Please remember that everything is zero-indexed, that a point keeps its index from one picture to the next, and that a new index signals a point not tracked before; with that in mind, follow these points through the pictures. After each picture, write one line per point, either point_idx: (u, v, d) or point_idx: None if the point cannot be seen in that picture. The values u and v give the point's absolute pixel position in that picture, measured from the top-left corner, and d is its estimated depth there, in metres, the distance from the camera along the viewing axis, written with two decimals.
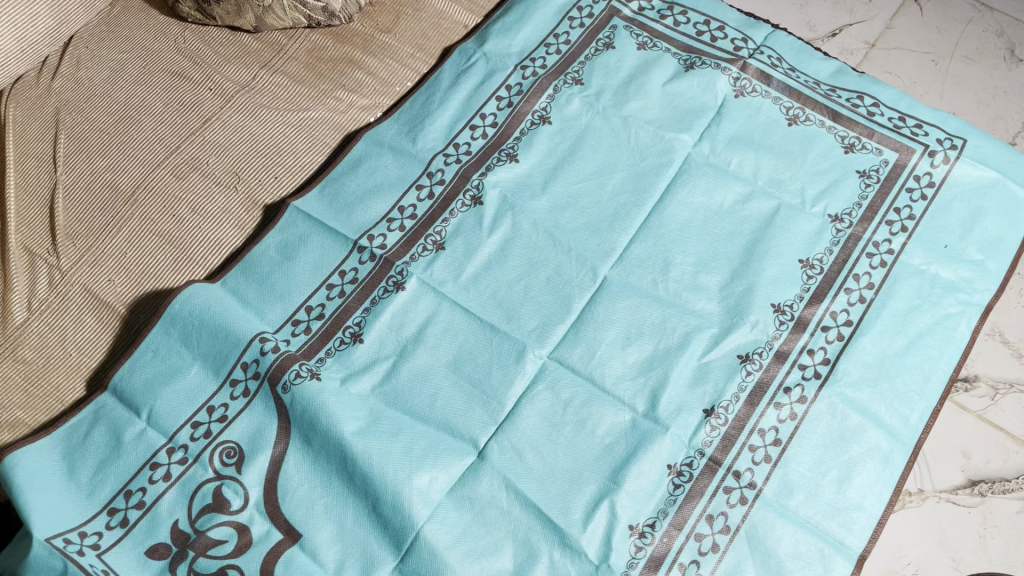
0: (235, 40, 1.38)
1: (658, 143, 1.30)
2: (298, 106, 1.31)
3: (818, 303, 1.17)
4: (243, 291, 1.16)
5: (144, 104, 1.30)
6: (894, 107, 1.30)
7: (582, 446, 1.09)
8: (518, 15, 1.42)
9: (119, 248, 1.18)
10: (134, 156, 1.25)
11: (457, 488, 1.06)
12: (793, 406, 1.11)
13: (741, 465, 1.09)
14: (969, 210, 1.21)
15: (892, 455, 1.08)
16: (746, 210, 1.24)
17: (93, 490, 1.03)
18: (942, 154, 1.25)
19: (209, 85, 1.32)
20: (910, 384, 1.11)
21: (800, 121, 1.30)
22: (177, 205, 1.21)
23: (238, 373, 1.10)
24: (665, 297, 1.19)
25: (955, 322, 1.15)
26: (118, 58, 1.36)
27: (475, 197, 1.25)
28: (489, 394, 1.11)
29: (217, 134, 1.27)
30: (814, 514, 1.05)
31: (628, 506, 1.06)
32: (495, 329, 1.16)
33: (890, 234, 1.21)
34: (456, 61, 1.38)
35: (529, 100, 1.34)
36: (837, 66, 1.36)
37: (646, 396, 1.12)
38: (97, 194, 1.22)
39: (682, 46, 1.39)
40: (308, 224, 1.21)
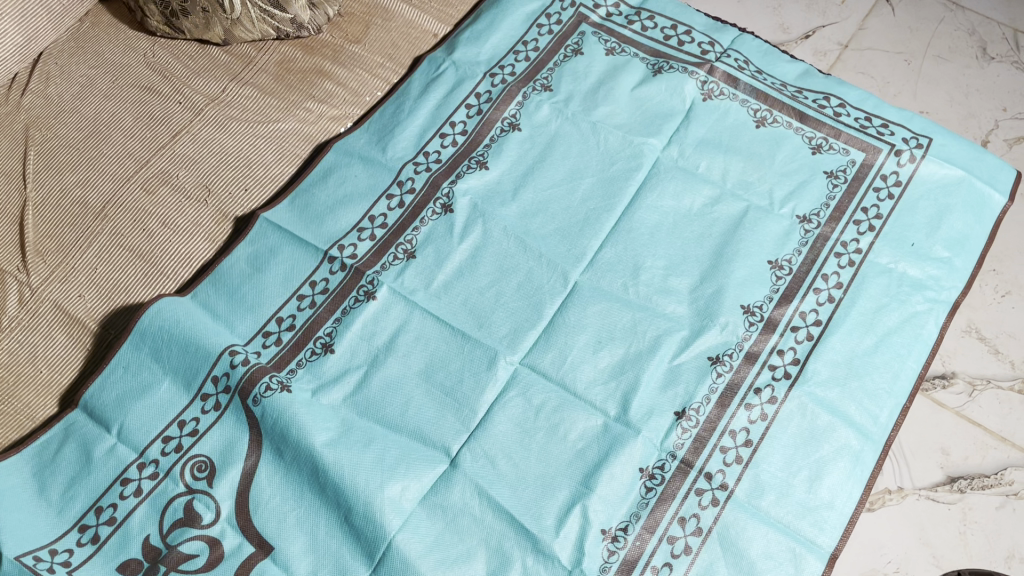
0: (204, 53, 1.43)
1: (627, 148, 1.32)
2: (267, 118, 1.36)
3: (787, 303, 1.19)
4: (214, 303, 1.19)
5: (114, 119, 1.34)
6: (860, 107, 1.34)
7: (554, 451, 1.09)
8: (486, 24, 1.46)
9: (89, 262, 1.22)
10: (104, 171, 1.29)
11: (430, 496, 1.06)
12: (763, 407, 1.12)
13: (713, 467, 1.08)
14: (936, 207, 1.24)
15: (862, 454, 1.09)
16: (715, 212, 1.26)
17: (63, 507, 1.05)
18: (907, 153, 1.29)
19: (178, 98, 1.37)
20: (879, 382, 1.13)
21: (768, 123, 1.33)
22: (148, 219, 1.25)
23: (209, 386, 1.12)
24: (635, 301, 1.19)
25: (923, 319, 1.17)
26: (87, 73, 1.40)
27: (445, 205, 1.28)
28: (460, 402, 1.12)
29: (187, 148, 1.32)
30: (785, 513, 1.05)
31: (601, 510, 1.05)
32: (467, 337, 1.17)
33: (858, 233, 1.24)
34: (426, 69, 1.42)
35: (498, 107, 1.37)
36: (804, 67, 1.39)
37: (617, 400, 1.12)
38: (67, 210, 1.26)
39: (650, 51, 1.42)
40: (278, 235, 1.24)
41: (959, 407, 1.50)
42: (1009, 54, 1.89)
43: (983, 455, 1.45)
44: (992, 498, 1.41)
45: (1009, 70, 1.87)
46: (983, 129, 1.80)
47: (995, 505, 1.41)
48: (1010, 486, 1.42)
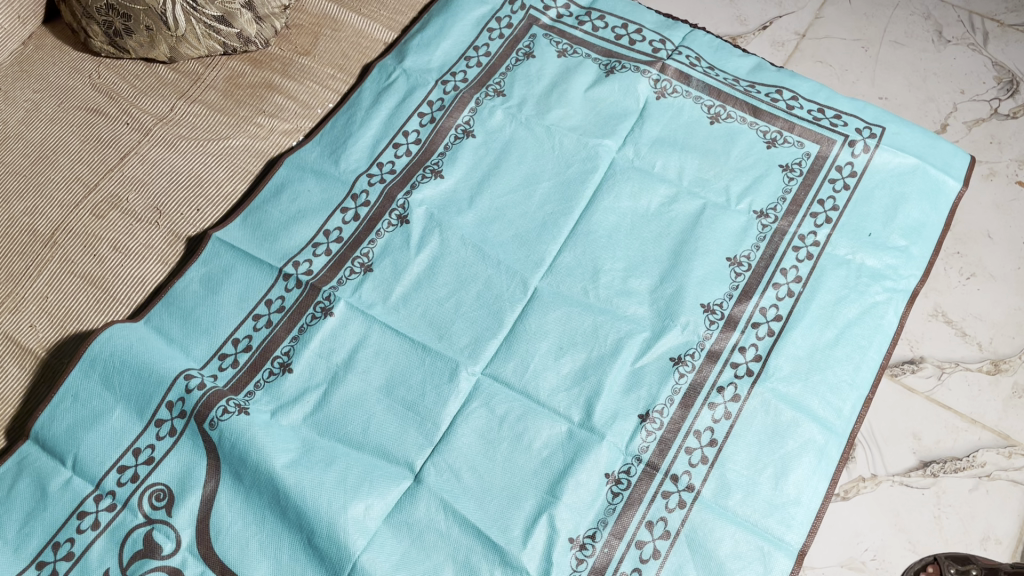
0: (151, 72, 1.41)
1: (582, 150, 1.31)
2: (217, 135, 1.33)
3: (747, 299, 1.18)
4: (167, 327, 1.17)
5: (60, 143, 1.30)
6: (812, 99, 1.34)
7: (519, 460, 1.08)
8: (435, 31, 1.44)
9: (39, 291, 1.19)
10: (52, 198, 1.25)
11: (394, 514, 1.05)
12: (726, 406, 1.11)
13: (679, 469, 1.08)
14: (892, 196, 1.25)
15: (827, 448, 1.09)
16: (672, 211, 1.25)
17: (19, 544, 1.03)
18: (861, 143, 1.29)
19: (126, 119, 1.34)
20: (841, 374, 1.12)
21: (722, 119, 1.33)
22: (98, 244, 1.22)
23: (164, 413, 1.10)
24: (595, 304, 1.18)
25: (882, 309, 1.17)
26: (31, 98, 1.35)
27: (401, 216, 1.27)
28: (423, 416, 1.11)
29: (136, 169, 1.29)
30: (752, 512, 1.04)
31: (568, 518, 1.04)
32: (427, 349, 1.16)
33: (815, 226, 1.24)
34: (377, 79, 1.40)
35: (451, 115, 1.36)
36: (756, 62, 1.39)
37: (581, 406, 1.11)
38: (15, 239, 1.22)
39: (602, 51, 1.41)
40: (231, 254, 1.22)
41: (929, 391, 1.50)
42: (964, 36, 1.90)
43: (955, 438, 1.46)
44: (965, 481, 1.42)
45: (965, 52, 1.88)
46: (942, 113, 1.80)
47: (968, 487, 1.41)
48: (982, 468, 1.43)
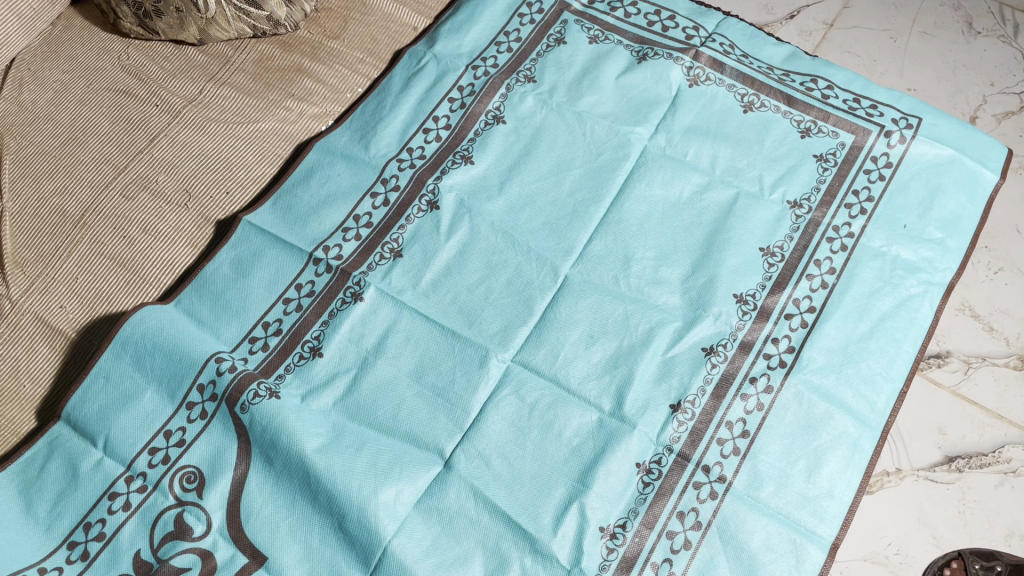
0: (181, 53, 1.40)
1: (614, 138, 1.30)
2: (246, 118, 1.32)
3: (780, 291, 1.17)
4: (198, 309, 1.17)
5: (89, 125, 1.30)
6: (848, 89, 1.33)
7: (549, 448, 1.07)
8: (466, 16, 1.43)
9: (70, 272, 1.18)
10: (82, 179, 1.25)
11: (424, 500, 1.04)
12: (759, 397, 1.10)
13: (710, 459, 1.07)
14: (928, 188, 1.23)
15: (860, 441, 1.08)
16: (704, 200, 1.24)
17: (51, 524, 1.03)
18: (897, 134, 1.27)
19: (155, 101, 1.33)
20: (876, 367, 1.11)
21: (755, 107, 1.32)
22: (128, 225, 1.22)
23: (194, 396, 1.10)
24: (626, 293, 1.17)
25: (917, 302, 1.16)
26: (60, 78, 1.35)
27: (431, 202, 1.26)
28: (452, 402, 1.10)
29: (165, 151, 1.28)
30: (785, 504, 1.04)
31: (598, 507, 1.04)
32: (457, 336, 1.15)
33: (850, 217, 1.22)
34: (408, 64, 1.39)
35: (481, 100, 1.35)
36: (790, 50, 1.38)
37: (612, 395, 1.10)
38: (46, 219, 1.22)
39: (634, 38, 1.40)
40: (261, 237, 1.22)
41: (955, 385, 1.49)
42: (994, 28, 1.88)
43: (980, 433, 1.44)
44: (991, 477, 1.40)
45: (996, 44, 1.85)
46: (972, 105, 1.78)
47: (993, 483, 1.40)
48: (1008, 464, 1.41)
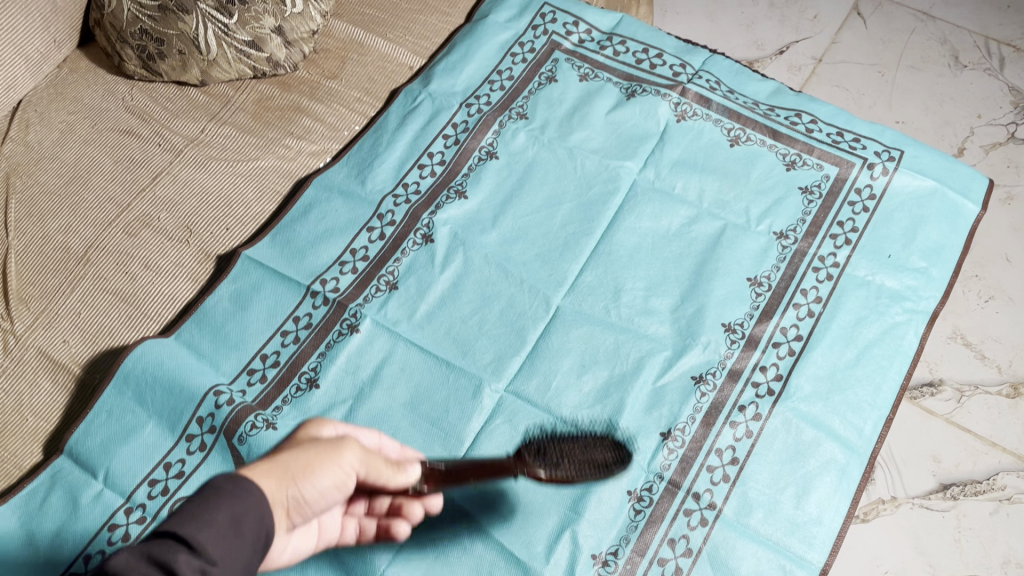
0: (183, 94, 1.44)
1: (604, 172, 1.33)
2: (247, 156, 1.36)
3: (767, 320, 1.20)
4: (198, 343, 1.20)
5: (94, 164, 1.34)
6: (831, 123, 1.37)
7: (541, 477, 1.09)
8: (460, 55, 1.47)
9: (73, 307, 1.21)
10: (85, 217, 1.28)
11: (418, 529, 1.06)
12: (748, 424, 1.13)
13: (700, 487, 1.09)
14: (911, 219, 1.26)
15: (848, 467, 1.09)
16: (692, 232, 1.27)
17: (50, 556, 1.04)
18: (880, 166, 1.31)
19: (158, 141, 1.37)
20: (862, 395, 1.13)
21: (741, 141, 1.35)
22: (130, 262, 1.25)
23: (194, 428, 1.13)
24: (617, 323, 1.20)
25: (902, 330, 1.18)
26: (66, 119, 1.39)
27: (426, 235, 1.29)
28: (447, 432, 1.12)
29: (167, 189, 1.32)
30: (774, 531, 1.05)
31: (590, 535, 1.05)
32: (451, 366, 1.17)
33: (835, 247, 1.26)
34: (403, 102, 1.43)
35: (475, 137, 1.39)
36: (774, 86, 1.42)
37: (603, 423, 1.12)
38: (50, 256, 1.25)
39: (624, 75, 1.44)
40: (260, 272, 1.25)
41: (948, 414, 1.50)
42: (980, 61, 1.92)
43: (975, 461, 1.45)
44: (986, 504, 1.41)
45: (982, 77, 1.89)
46: (959, 137, 1.82)
47: (988, 510, 1.41)
48: (1003, 491, 1.42)
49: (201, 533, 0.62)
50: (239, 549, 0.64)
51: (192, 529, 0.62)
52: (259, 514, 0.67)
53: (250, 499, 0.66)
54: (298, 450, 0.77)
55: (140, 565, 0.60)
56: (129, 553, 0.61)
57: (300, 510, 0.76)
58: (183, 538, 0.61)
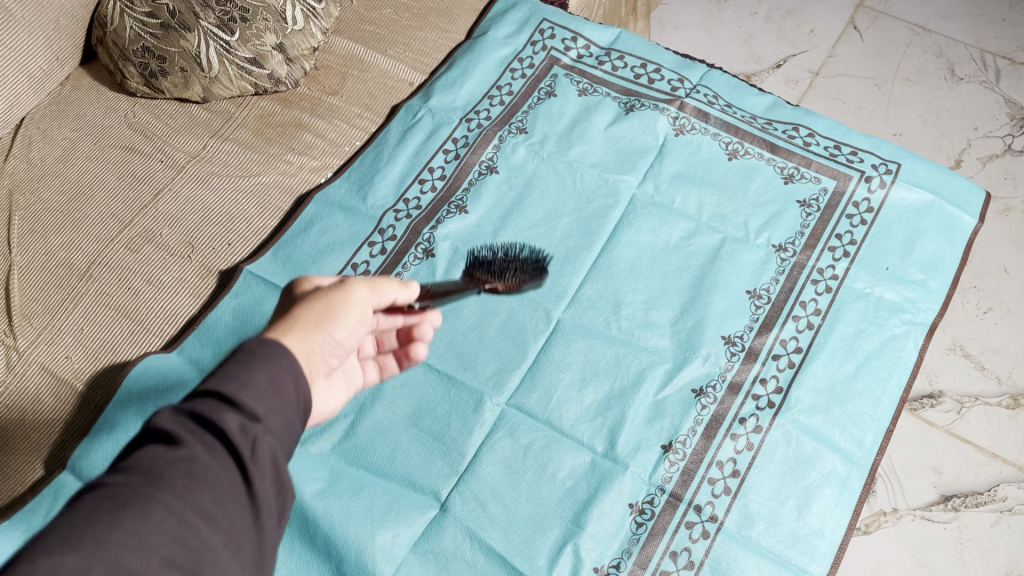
0: (185, 111, 1.45)
1: (603, 186, 1.34)
2: (248, 172, 1.37)
3: (767, 332, 1.21)
4: (200, 358, 1.20)
5: (96, 180, 1.35)
6: (828, 137, 1.38)
7: (543, 490, 1.09)
8: (460, 71, 1.48)
9: (75, 323, 1.22)
10: (88, 233, 1.29)
11: (421, 543, 1.06)
12: (749, 437, 1.13)
13: (702, 499, 1.09)
14: (909, 231, 1.27)
15: (849, 479, 1.09)
16: (691, 245, 1.28)
17: None
18: (877, 179, 1.32)
19: (160, 157, 1.38)
20: (862, 407, 1.14)
21: (739, 155, 1.36)
22: (132, 277, 1.26)
23: None
24: (618, 336, 1.20)
25: (901, 342, 1.18)
26: (69, 136, 1.40)
27: (427, 250, 1.30)
28: (449, 445, 1.12)
29: (169, 205, 1.33)
30: (776, 543, 1.05)
31: (592, 548, 1.06)
32: (453, 380, 1.17)
33: (833, 259, 1.26)
34: (404, 118, 1.44)
35: (475, 152, 1.40)
36: (772, 100, 1.44)
37: (604, 436, 1.13)
38: (53, 272, 1.26)
39: (622, 90, 1.45)
40: (262, 287, 1.26)
41: (948, 425, 1.51)
42: (976, 74, 1.93)
43: (976, 472, 1.46)
44: (987, 516, 1.41)
45: (978, 89, 1.91)
46: (956, 149, 1.83)
47: (990, 522, 1.41)
48: (1004, 503, 1.42)
49: (243, 392, 0.64)
50: (282, 407, 0.67)
51: (232, 386, 0.64)
52: (296, 374, 0.69)
53: (284, 361, 0.69)
54: (309, 301, 0.79)
55: (187, 421, 0.63)
56: (177, 413, 0.64)
57: (332, 353, 0.80)
58: (227, 397, 0.64)
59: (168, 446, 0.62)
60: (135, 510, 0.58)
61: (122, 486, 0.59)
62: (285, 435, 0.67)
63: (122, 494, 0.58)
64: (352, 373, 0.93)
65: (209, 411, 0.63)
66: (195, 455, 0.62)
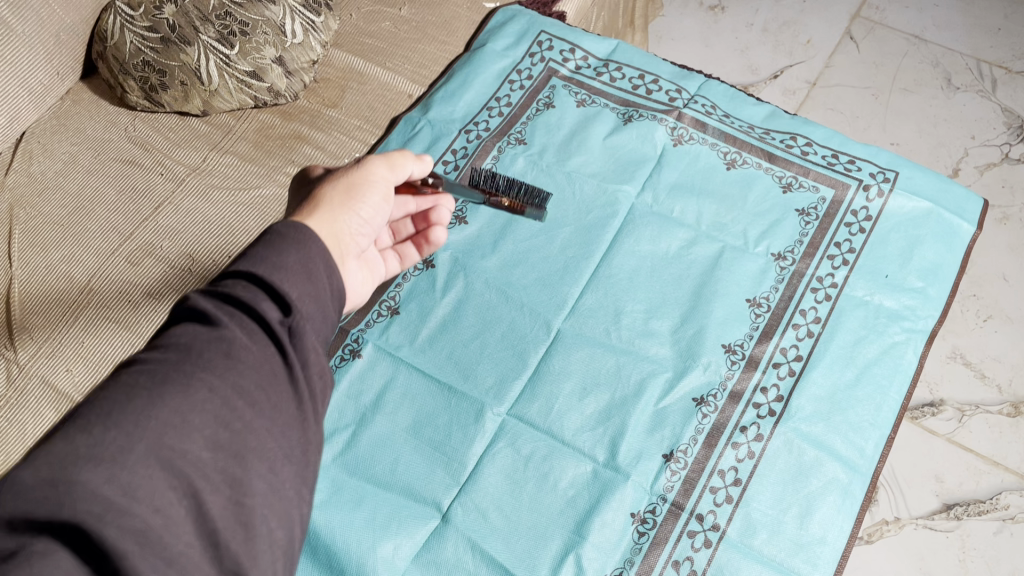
0: (185, 124, 1.45)
1: (603, 196, 1.34)
2: (248, 185, 1.38)
3: (767, 340, 1.21)
4: None
5: (97, 194, 1.35)
6: (826, 145, 1.39)
7: (545, 500, 1.09)
8: (459, 83, 1.49)
9: (75, 336, 1.21)
10: (88, 246, 1.30)
11: (423, 554, 1.06)
12: (750, 445, 1.13)
13: (704, 508, 1.09)
14: (907, 239, 1.27)
15: (850, 487, 1.09)
16: (691, 254, 1.28)
17: None
18: (875, 187, 1.33)
19: (160, 170, 1.39)
20: (863, 414, 1.14)
21: (738, 164, 1.37)
22: (132, 290, 1.25)
23: None
24: (618, 345, 1.20)
25: (901, 349, 1.19)
26: (69, 150, 1.41)
27: (426, 260, 1.30)
28: (450, 456, 1.12)
29: (170, 218, 1.33)
30: (778, 551, 1.05)
31: (594, 558, 1.05)
32: (453, 391, 1.17)
33: (833, 268, 1.27)
34: (403, 129, 1.45)
35: (474, 163, 1.40)
36: (769, 110, 1.44)
37: (605, 445, 1.12)
38: (53, 285, 1.25)
39: (620, 101, 1.46)
40: None
41: (950, 433, 1.50)
42: (973, 83, 1.94)
43: (977, 480, 1.45)
44: (989, 524, 1.41)
45: (975, 99, 1.92)
46: (954, 158, 1.84)
47: (992, 530, 1.40)
48: (1006, 511, 1.42)
49: (276, 275, 0.73)
50: (314, 289, 0.75)
51: (266, 270, 0.72)
52: (325, 260, 0.77)
53: (314, 247, 0.77)
54: (334, 182, 0.93)
55: (227, 305, 0.72)
56: (217, 298, 0.72)
57: (361, 231, 0.94)
58: (262, 280, 0.72)
59: (209, 327, 0.70)
60: (175, 388, 0.66)
61: (166, 362, 0.68)
62: (317, 316, 0.75)
63: (165, 372, 0.66)
64: (376, 261, 1.06)
65: (245, 295, 0.72)
66: (234, 337, 0.70)
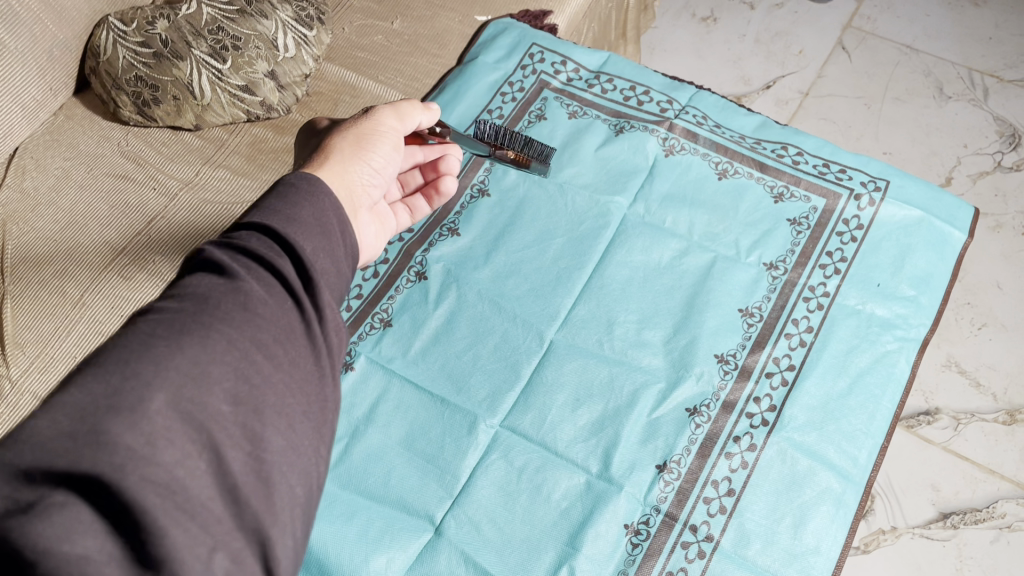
0: (178, 139, 1.46)
1: (594, 207, 1.35)
2: (240, 199, 1.39)
3: (760, 350, 1.21)
4: None
5: (89, 209, 1.35)
6: (817, 155, 1.39)
7: (538, 512, 1.08)
8: (451, 95, 1.49)
9: (68, 352, 1.22)
10: (80, 261, 1.29)
11: (415, 567, 1.05)
12: (743, 455, 1.13)
13: (697, 519, 1.09)
14: (898, 248, 1.28)
15: (844, 496, 1.09)
16: (683, 264, 1.28)
17: None
18: (866, 196, 1.33)
19: (152, 185, 1.40)
20: (856, 423, 1.13)
21: (729, 174, 1.37)
22: (125, 305, 1.25)
23: None
24: (611, 356, 1.20)
25: (894, 358, 1.19)
26: (62, 165, 1.41)
27: (419, 273, 1.30)
28: (443, 468, 1.12)
29: (162, 232, 1.33)
30: (772, 562, 1.04)
31: (588, 570, 1.05)
32: (446, 403, 1.17)
33: (824, 277, 1.27)
34: None
35: (467, 175, 1.40)
36: (760, 120, 1.45)
37: (598, 456, 1.12)
38: (46, 301, 1.25)
39: (611, 112, 1.46)
40: None
41: (945, 441, 1.50)
42: (965, 92, 1.95)
43: (974, 489, 1.45)
44: (985, 533, 1.41)
45: (967, 107, 1.93)
46: (946, 167, 1.84)
47: (989, 539, 1.40)
48: (1002, 519, 1.42)
49: (292, 228, 0.73)
50: (327, 245, 0.76)
51: (281, 223, 0.73)
52: (336, 219, 0.78)
53: (325, 204, 0.78)
54: (345, 134, 0.96)
55: (243, 258, 0.71)
56: (231, 251, 0.71)
57: (371, 181, 0.97)
58: (280, 233, 0.72)
59: (225, 279, 0.69)
60: (194, 338, 0.64)
61: (184, 312, 0.66)
62: (331, 272, 0.76)
63: (183, 321, 0.64)
64: (386, 214, 1.08)
65: (262, 248, 0.71)
66: (252, 290, 0.69)
